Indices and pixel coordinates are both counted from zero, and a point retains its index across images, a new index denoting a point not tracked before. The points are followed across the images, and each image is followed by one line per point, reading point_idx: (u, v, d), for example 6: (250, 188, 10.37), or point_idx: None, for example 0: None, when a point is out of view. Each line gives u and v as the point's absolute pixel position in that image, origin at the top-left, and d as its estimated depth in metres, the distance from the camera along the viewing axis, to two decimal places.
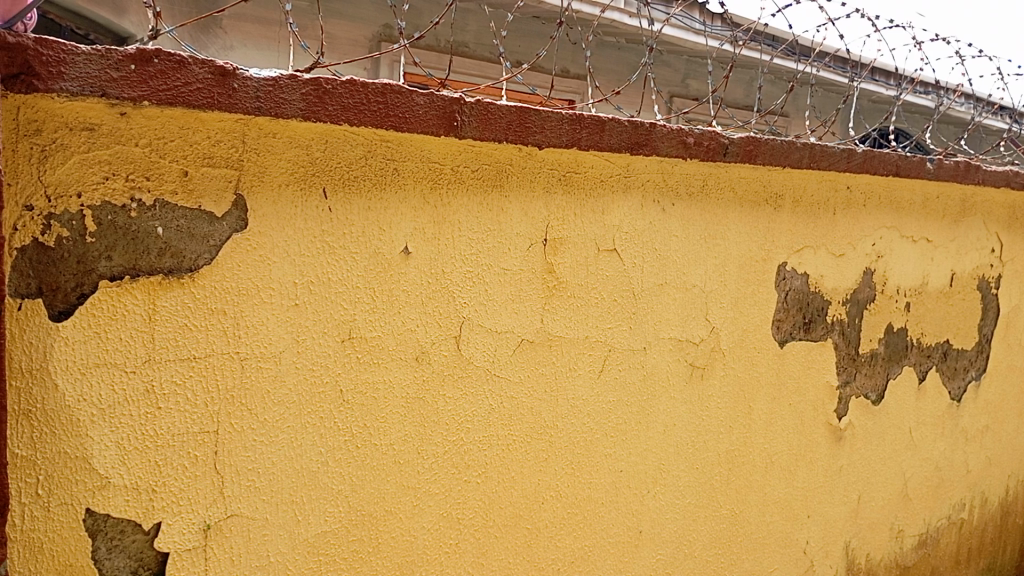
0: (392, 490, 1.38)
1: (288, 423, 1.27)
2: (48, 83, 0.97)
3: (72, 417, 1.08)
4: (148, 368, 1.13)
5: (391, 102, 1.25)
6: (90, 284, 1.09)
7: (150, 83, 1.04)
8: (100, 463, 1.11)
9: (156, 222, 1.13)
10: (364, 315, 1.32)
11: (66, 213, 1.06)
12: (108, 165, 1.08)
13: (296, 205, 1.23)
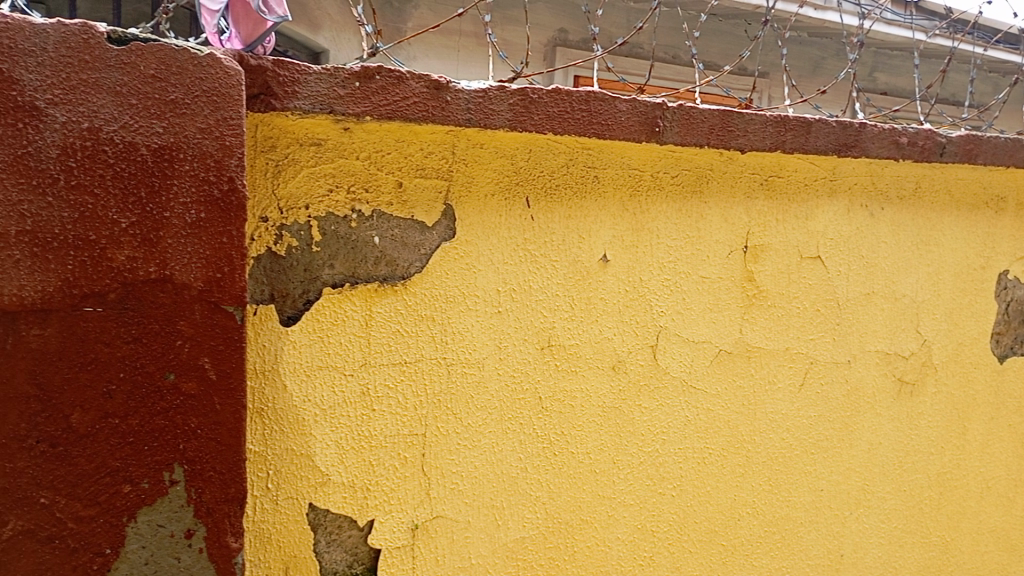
0: (589, 500, 1.38)
1: (490, 428, 1.29)
2: (284, 102, 1.03)
3: (298, 416, 1.14)
4: (364, 371, 1.18)
5: (595, 109, 1.23)
6: (315, 290, 1.15)
7: (372, 98, 1.08)
8: (322, 461, 1.17)
9: (373, 232, 1.18)
10: (563, 323, 1.32)
11: (295, 224, 1.12)
12: (333, 178, 1.14)
13: (501, 214, 1.25)
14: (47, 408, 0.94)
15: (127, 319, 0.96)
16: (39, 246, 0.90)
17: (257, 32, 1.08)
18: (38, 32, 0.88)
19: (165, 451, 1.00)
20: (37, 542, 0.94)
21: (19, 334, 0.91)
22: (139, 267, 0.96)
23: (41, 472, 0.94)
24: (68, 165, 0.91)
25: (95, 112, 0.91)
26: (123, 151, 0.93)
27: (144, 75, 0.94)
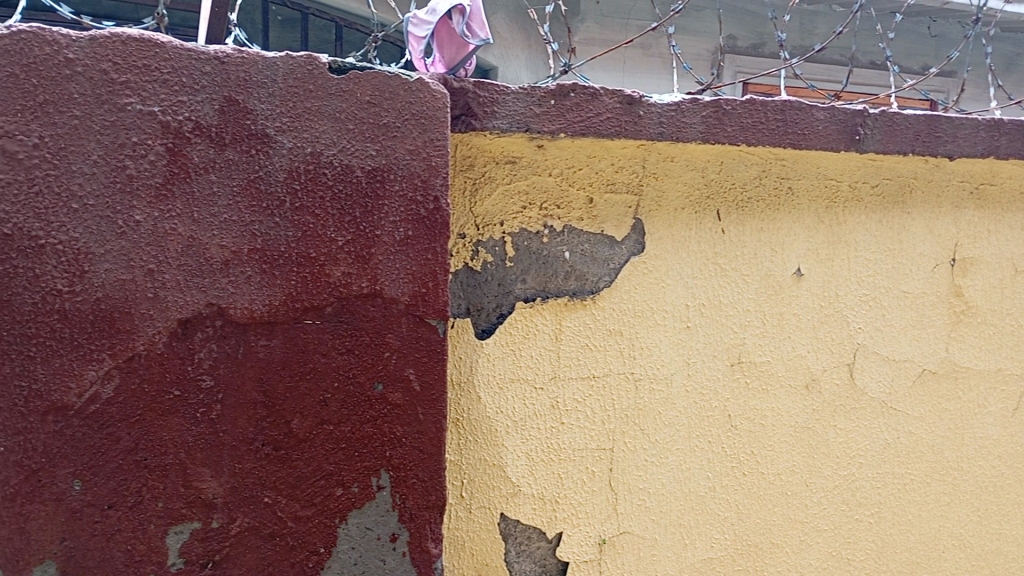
0: (780, 523, 1.34)
1: (678, 445, 1.27)
2: (483, 122, 1.06)
3: (491, 427, 1.16)
4: (554, 385, 1.19)
5: (791, 119, 1.19)
6: (508, 304, 1.17)
7: (567, 116, 1.09)
8: (514, 472, 1.18)
9: (564, 247, 1.19)
10: (754, 339, 1.29)
11: (491, 240, 1.15)
12: (526, 195, 1.16)
13: (691, 227, 1.23)
14: (271, 413, 1.01)
15: (341, 331, 1.02)
16: (267, 263, 0.98)
17: (459, 56, 1.14)
18: (269, 65, 0.95)
19: (373, 457, 1.05)
20: (261, 539, 1.02)
21: (249, 344, 0.99)
22: (353, 282, 1.01)
23: (265, 473, 1.01)
24: (293, 188, 0.97)
25: (317, 138, 0.98)
26: (341, 174, 0.99)
27: (360, 101, 0.99)
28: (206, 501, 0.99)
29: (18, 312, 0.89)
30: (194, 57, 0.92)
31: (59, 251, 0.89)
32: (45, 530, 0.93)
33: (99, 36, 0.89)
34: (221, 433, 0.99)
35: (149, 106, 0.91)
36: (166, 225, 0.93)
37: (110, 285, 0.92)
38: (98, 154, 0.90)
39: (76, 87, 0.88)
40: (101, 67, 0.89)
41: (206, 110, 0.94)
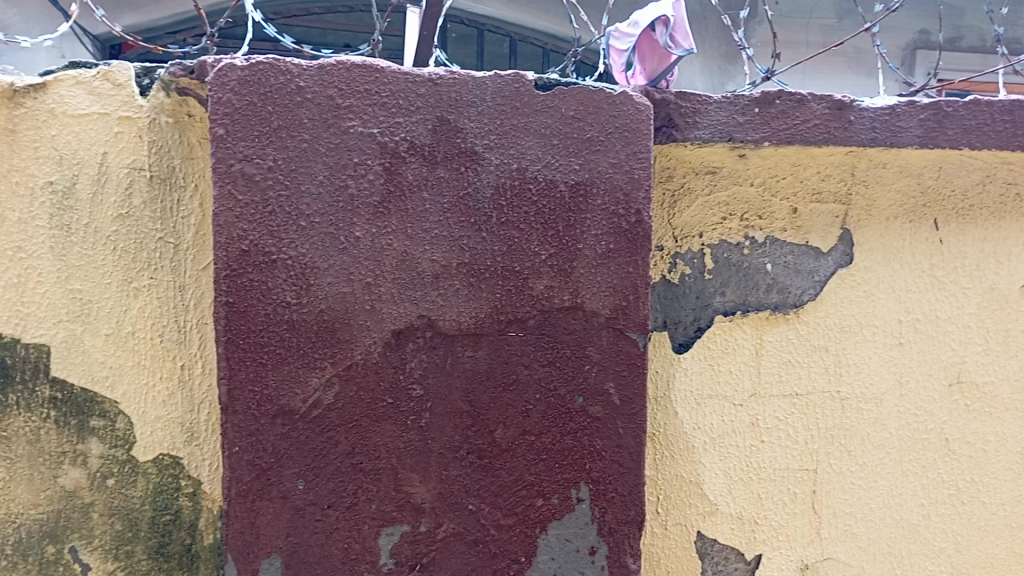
0: (1001, 556, 1.26)
1: (889, 469, 1.21)
2: (685, 133, 1.04)
3: (689, 443, 1.14)
4: (754, 402, 1.15)
5: (1021, 119, 1.10)
6: (706, 318, 1.14)
7: (772, 123, 1.05)
8: (711, 490, 1.15)
9: (765, 259, 1.15)
10: (975, 358, 1.22)
11: (689, 252, 1.13)
12: (727, 206, 1.13)
13: (905, 237, 1.17)
14: (477, 423, 1.03)
15: (544, 344, 1.03)
16: (475, 276, 1.01)
17: (660, 66, 1.30)
18: (479, 84, 0.98)
19: (574, 469, 1.06)
20: (465, 544, 1.05)
21: (456, 356, 1.02)
22: (555, 295, 1.02)
23: (470, 480, 1.04)
24: (500, 204, 1.00)
25: (523, 154, 1.00)
26: (545, 188, 1.00)
27: (565, 117, 1.00)
28: (415, 505, 1.03)
29: (253, 322, 0.96)
30: (410, 80, 0.96)
31: (288, 266, 0.96)
32: (273, 526, 1.00)
33: (326, 65, 0.94)
34: (429, 440, 1.03)
35: (369, 128, 0.96)
36: (383, 241, 0.98)
37: (332, 298, 0.98)
38: (324, 174, 0.96)
39: (306, 113, 0.95)
40: (328, 94, 0.95)
41: (421, 130, 0.98)
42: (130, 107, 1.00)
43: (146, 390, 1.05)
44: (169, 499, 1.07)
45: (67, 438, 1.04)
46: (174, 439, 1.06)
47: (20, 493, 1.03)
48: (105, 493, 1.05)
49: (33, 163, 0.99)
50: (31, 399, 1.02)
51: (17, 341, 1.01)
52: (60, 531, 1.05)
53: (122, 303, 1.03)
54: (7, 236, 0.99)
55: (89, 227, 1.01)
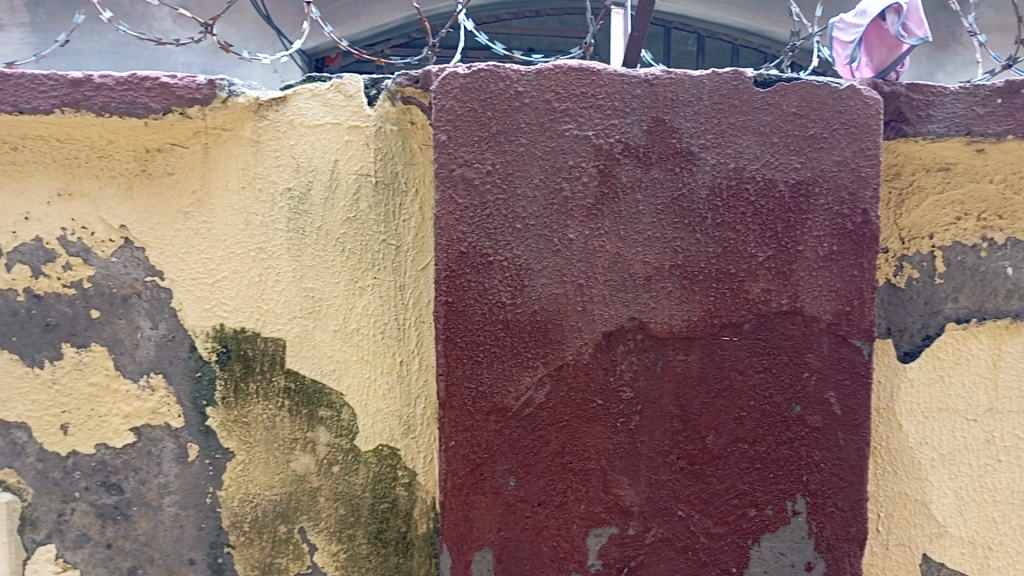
0: None
1: None
2: (917, 127, 0.99)
3: (914, 459, 1.07)
4: (991, 418, 1.07)
5: None
6: (937, 324, 1.07)
7: (1017, 115, 0.98)
8: (939, 510, 1.08)
9: (1005, 262, 1.07)
10: None
11: (918, 254, 1.07)
12: (961, 206, 1.06)
13: None
14: (687, 427, 1.02)
15: (759, 348, 1.00)
16: (688, 278, 0.99)
17: (889, 58, 1.30)
18: (696, 84, 0.97)
19: (790, 480, 1.02)
20: (674, 551, 1.03)
21: (667, 359, 1.01)
22: (773, 299, 0.99)
23: (680, 486, 1.03)
24: (715, 205, 0.98)
25: (741, 153, 0.97)
26: (764, 188, 0.98)
27: (786, 114, 0.97)
28: (623, 508, 1.03)
29: (469, 321, 0.99)
30: (626, 81, 0.96)
31: (504, 267, 0.98)
32: (485, 519, 1.02)
33: (544, 69, 0.96)
34: (639, 443, 1.02)
35: (585, 131, 0.97)
36: (596, 243, 0.98)
37: (545, 298, 0.99)
38: (540, 178, 0.97)
39: (524, 117, 0.97)
40: (545, 98, 0.97)
41: (636, 132, 0.97)
42: (359, 117, 1.06)
43: (369, 383, 1.11)
44: (387, 488, 1.13)
45: (298, 425, 1.12)
46: (393, 430, 1.12)
47: (257, 475, 1.12)
48: (331, 478, 1.12)
49: (274, 171, 1.07)
50: (268, 388, 1.11)
51: (257, 334, 1.10)
52: (291, 512, 1.13)
53: (348, 301, 1.09)
54: (250, 237, 1.08)
55: (321, 230, 1.08)
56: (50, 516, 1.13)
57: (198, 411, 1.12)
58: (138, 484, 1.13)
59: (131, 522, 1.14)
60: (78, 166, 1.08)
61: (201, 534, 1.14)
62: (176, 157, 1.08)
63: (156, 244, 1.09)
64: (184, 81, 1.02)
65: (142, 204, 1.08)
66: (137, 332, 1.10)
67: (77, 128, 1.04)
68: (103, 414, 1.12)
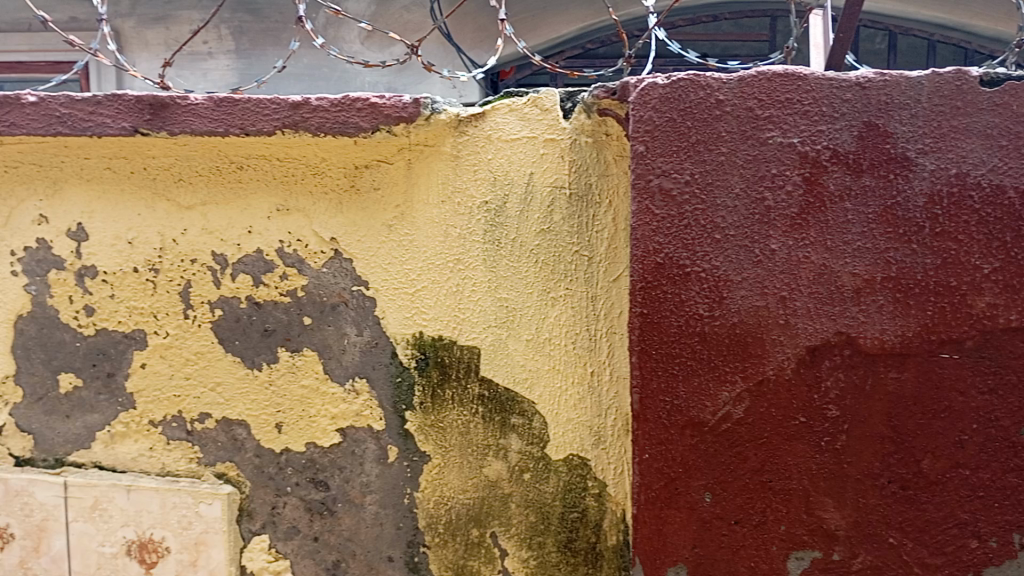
0: None
1: None
2: None
3: None
4: None
5: None
6: None
7: None
8: None
9: None
10: None
11: None
12: None
13: None
14: (900, 450, 0.96)
15: (983, 368, 0.94)
16: (903, 292, 0.93)
17: None
18: (914, 85, 0.91)
19: (1018, 511, 0.95)
20: None
21: (878, 376, 0.95)
22: (1000, 314, 0.92)
23: (891, 512, 0.97)
24: (934, 214, 0.92)
25: (964, 158, 0.91)
26: (991, 196, 0.91)
27: (1016, 114, 0.90)
28: (828, 532, 0.98)
29: (665, 333, 0.98)
30: (836, 85, 0.92)
31: (702, 278, 0.96)
32: (679, 535, 1.01)
33: (747, 76, 0.94)
34: (845, 464, 0.97)
35: (790, 138, 0.94)
36: (800, 254, 0.95)
37: (745, 311, 0.96)
38: (741, 187, 0.95)
39: (725, 126, 0.95)
40: (747, 105, 0.94)
41: (845, 137, 0.93)
42: (555, 130, 1.08)
43: (560, 393, 1.12)
44: (577, 498, 1.13)
45: (491, 432, 1.14)
46: (583, 440, 1.12)
47: (452, 478, 1.16)
48: (522, 485, 1.14)
49: (472, 185, 1.11)
50: (463, 394, 1.14)
51: (454, 342, 1.14)
52: (483, 517, 1.16)
53: (541, 311, 1.11)
54: (449, 249, 1.12)
55: (516, 242, 1.10)
56: (264, 508, 1.22)
57: (398, 414, 1.17)
58: (343, 482, 1.20)
59: (336, 518, 1.20)
60: (294, 183, 1.16)
61: (399, 533, 1.19)
62: (382, 173, 1.13)
63: (362, 255, 1.15)
64: (392, 101, 1.07)
65: (350, 217, 1.15)
66: (344, 338, 1.17)
67: (295, 148, 1.12)
68: (312, 415, 1.19)
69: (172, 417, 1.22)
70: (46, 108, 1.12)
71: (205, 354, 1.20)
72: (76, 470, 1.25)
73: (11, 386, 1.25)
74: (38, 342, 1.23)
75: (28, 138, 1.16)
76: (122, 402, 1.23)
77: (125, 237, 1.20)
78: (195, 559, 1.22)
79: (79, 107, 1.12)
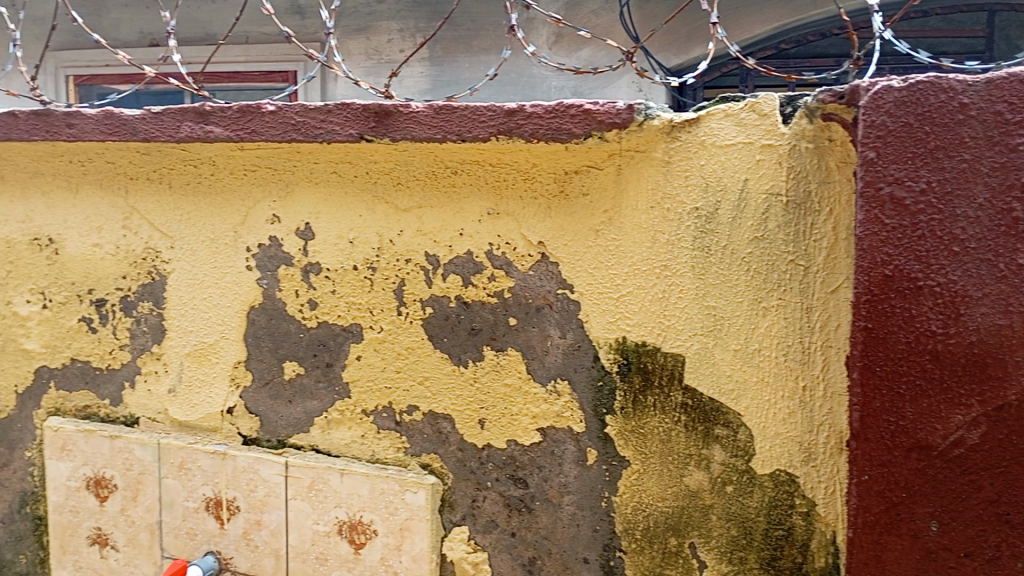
0: None
1: None
2: None
3: None
4: None
5: None
6: None
7: None
8: None
9: None
10: None
11: None
12: None
13: None
14: None
15: None
16: None
17: None
18: None
19: None
20: None
21: None
22: None
23: None
24: None
25: None
26: None
27: None
28: None
29: (892, 350, 0.93)
30: None
31: (936, 293, 0.90)
32: (899, 563, 0.96)
33: (996, 78, 0.88)
34: None
35: None
36: None
37: (985, 330, 0.89)
38: (985, 197, 0.88)
39: (968, 131, 0.89)
40: (996, 109, 0.88)
41: None
42: (773, 135, 1.05)
43: (768, 406, 1.08)
44: (783, 515, 1.09)
45: (694, 441, 1.13)
46: (791, 456, 1.08)
47: (651, 485, 1.16)
48: (724, 498, 1.12)
49: (684, 191, 1.10)
50: (666, 402, 1.13)
51: (658, 349, 1.13)
52: (682, 527, 1.15)
53: (751, 320, 1.08)
54: (657, 255, 1.12)
55: (727, 249, 1.08)
56: (465, 500, 1.27)
57: (598, 418, 1.18)
58: (541, 481, 1.22)
59: (534, 516, 1.23)
60: (505, 188, 1.19)
61: (596, 535, 1.20)
62: (592, 178, 1.14)
63: (569, 259, 1.17)
64: (605, 107, 1.08)
65: (558, 222, 1.17)
66: (547, 340, 1.19)
67: (508, 153, 1.16)
68: (514, 413, 1.22)
69: (383, 407, 1.29)
70: (283, 116, 1.22)
71: (415, 350, 1.26)
72: (296, 452, 1.34)
73: (242, 371, 1.36)
74: (267, 332, 1.34)
75: (266, 144, 1.26)
76: (338, 391, 1.31)
77: (347, 236, 1.28)
78: (400, 544, 1.28)
79: (312, 115, 1.20)
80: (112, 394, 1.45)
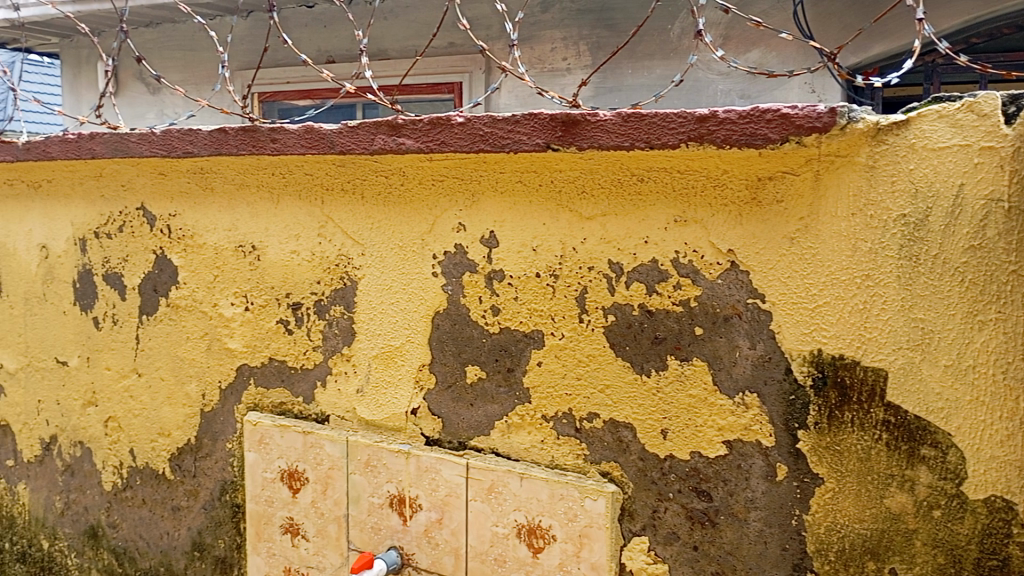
0: None
1: None
2: None
3: None
4: None
5: None
6: None
7: None
8: None
9: None
10: None
11: None
12: None
13: None
14: None
15: None
16: None
17: None
18: None
19: None
20: None
21: None
22: None
23: None
24: None
25: None
26: None
27: None
28: None
29: None
30: None
31: None
32: None
33: None
34: None
35: None
36: None
37: None
38: None
39: None
40: None
41: None
42: (994, 137, 0.98)
43: (983, 427, 1.01)
44: (999, 545, 1.01)
45: (897, 461, 1.07)
46: (1010, 482, 1.00)
47: (847, 505, 1.10)
48: (931, 523, 1.05)
49: (890, 197, 1.04)
50: (865, 419, 1.08)
51: (858, 362, 1.08)
52: (882, 551, 1.09)
53: (965, 335, 1.01)
54: (858, 264, 1.07)
55: (939, 258, 1.02)
56: (646, 510, 1.26)
57: (790, 432, 1.14)
58: (727, 495, 1.19)
59: (718, 530, 1.21)
60: (693, 195, 1.17)
61: (785, 554, 1.16)
62: (786, 184, 1.10)
63: (760, 268, 1.13)
64: (805, 111, 1.05)
65: (749, 229, 1.14)
66: (735, 350, 1.17)
67: (698, 160, 1.14)
68: (699, 425, 1.20)
69: (563, 414, 1.30)
70: (473, 128, 1.25)
71: (596, 357, 1.27)
72: (477, 454, 1.38)
73: (426, 374, 1.41)
74: (451, 336, 1.38)
75: (454, 155, 1.30)
76: (519, 396, 1.34)
77: (530, 244, 1.30)
78: (578, 550, 1.28)
79: (500, 126, 1.23)
80: (305, 392, 1.54)
